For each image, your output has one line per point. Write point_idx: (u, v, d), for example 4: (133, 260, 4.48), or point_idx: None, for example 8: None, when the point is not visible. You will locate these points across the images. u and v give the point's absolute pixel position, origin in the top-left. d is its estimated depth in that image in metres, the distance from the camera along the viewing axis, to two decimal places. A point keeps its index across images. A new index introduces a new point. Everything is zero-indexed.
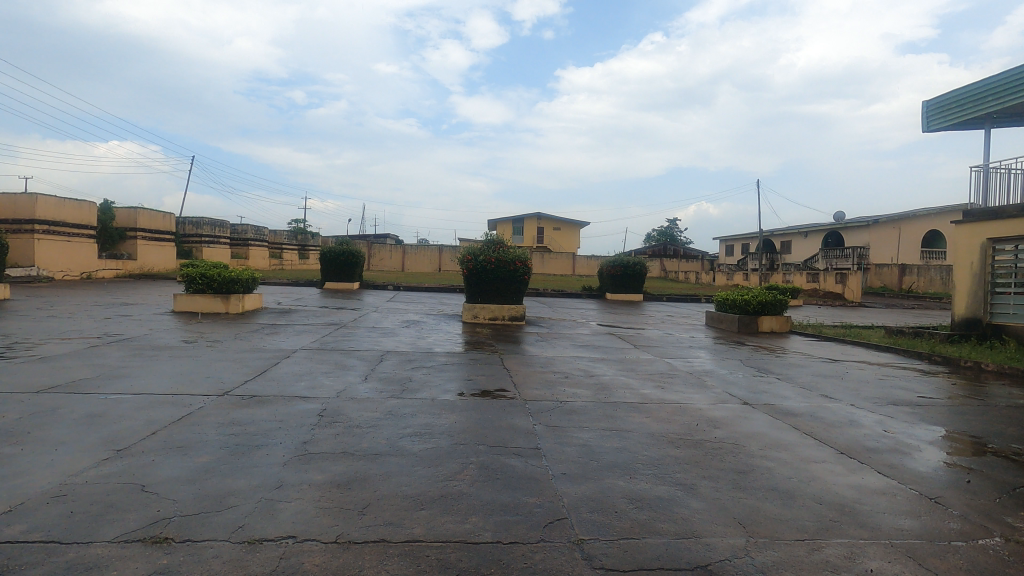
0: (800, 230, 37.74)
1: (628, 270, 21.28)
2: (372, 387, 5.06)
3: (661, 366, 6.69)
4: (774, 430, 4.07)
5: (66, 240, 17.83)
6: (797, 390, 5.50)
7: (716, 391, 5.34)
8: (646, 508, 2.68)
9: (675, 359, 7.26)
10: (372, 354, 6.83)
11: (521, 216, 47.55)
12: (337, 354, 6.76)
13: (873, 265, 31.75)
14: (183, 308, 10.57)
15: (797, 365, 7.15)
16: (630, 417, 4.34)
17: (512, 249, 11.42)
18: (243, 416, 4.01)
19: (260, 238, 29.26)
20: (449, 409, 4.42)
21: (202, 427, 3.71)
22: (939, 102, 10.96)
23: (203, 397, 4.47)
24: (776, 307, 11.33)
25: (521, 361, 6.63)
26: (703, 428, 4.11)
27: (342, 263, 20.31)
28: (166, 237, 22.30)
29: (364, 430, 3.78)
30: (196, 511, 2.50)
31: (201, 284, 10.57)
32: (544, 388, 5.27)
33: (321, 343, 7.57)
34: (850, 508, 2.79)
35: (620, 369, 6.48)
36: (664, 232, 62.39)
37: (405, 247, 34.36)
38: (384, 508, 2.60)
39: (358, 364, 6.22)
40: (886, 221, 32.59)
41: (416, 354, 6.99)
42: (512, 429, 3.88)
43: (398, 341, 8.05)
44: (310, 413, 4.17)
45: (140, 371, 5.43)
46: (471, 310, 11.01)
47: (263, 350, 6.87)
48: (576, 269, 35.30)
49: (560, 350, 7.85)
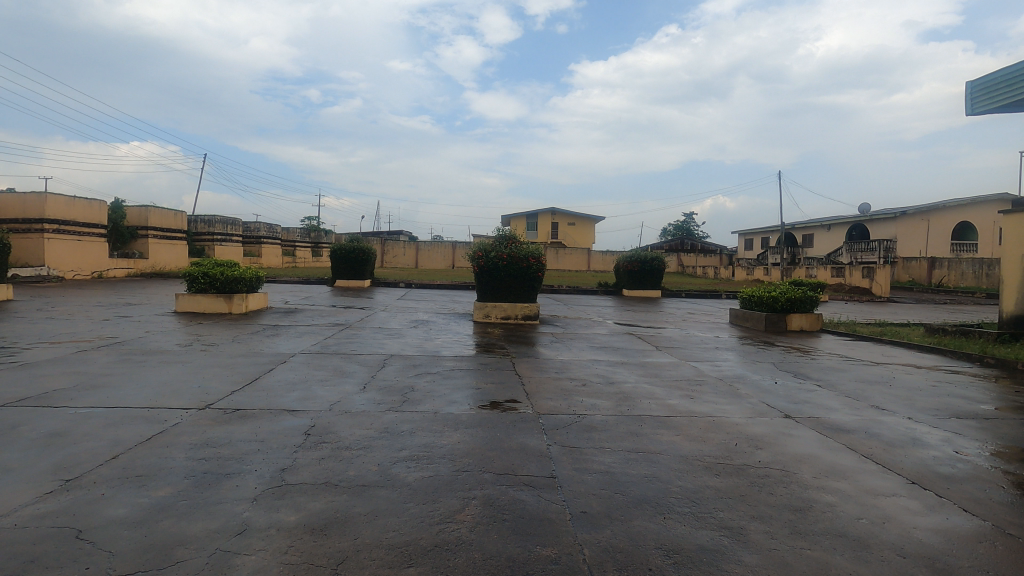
0: (823, 223, 36.63)
1: (646, 266, 20.63)
2: (369, 398, 4.59)
3: (688, 371, 6.14)
4: (827, 452, 3.51)
5: (76, 239, 17.72)
6: (843, 401, 4.92)
7: (751, 402, 4.78)
8: (688, 565, 2.17)
9: (702, 363, 6.69)
10: (374, 359, 6.37)
11: (535, 210, 46.91)
12: (337, 358, 6.31)
13: (901, 258, 30.62)
14: (186, 308, 10.24)
15: (836, 369, 6.55)
16: (657, 435, 3.81)
17: (525, 245, 10.91)
18: (221, 435, 3.57)
19: (273, 235, 29.09)
20: (453, 425, 3.94)
21: (171, 450, 3.28)
22: (985, 82, 10.17)
23: (181, 411, 4.04)
24: (805, 305, 10.67)
25: (534, 366, 6.14)
26: (744, 449, 3.57)
27: (353, 261, 19.97)
28: (177, 236, 22.17)
29: (353, 454, 3.30)
30: (133, 570, 2.05)
31: (204, 283, 10.24)
32: (560, 398, 4.77)
33: (322, 346, 7.15)
34: (941, 563, 2.24)
35: (643, 374, 5.94)
36: (681, 226, 61.37)
37: (419, 244, 34.08)
38: (363, 565, 2.12)
39: (358, 370, 5.76)
40: (914, 213, 31.41)
41: (422, 359, 6.51)
42: (523, 454, 3.37)
43: (404, 343, 7.59)
44: (297, 431, 3.71)
45: (123, 380, 5.04)
46: (483, 309, 10.54)
47: (259, 355, 6.45)
48: (591, 264, 34.71)
49: (577, 352, 7.33)
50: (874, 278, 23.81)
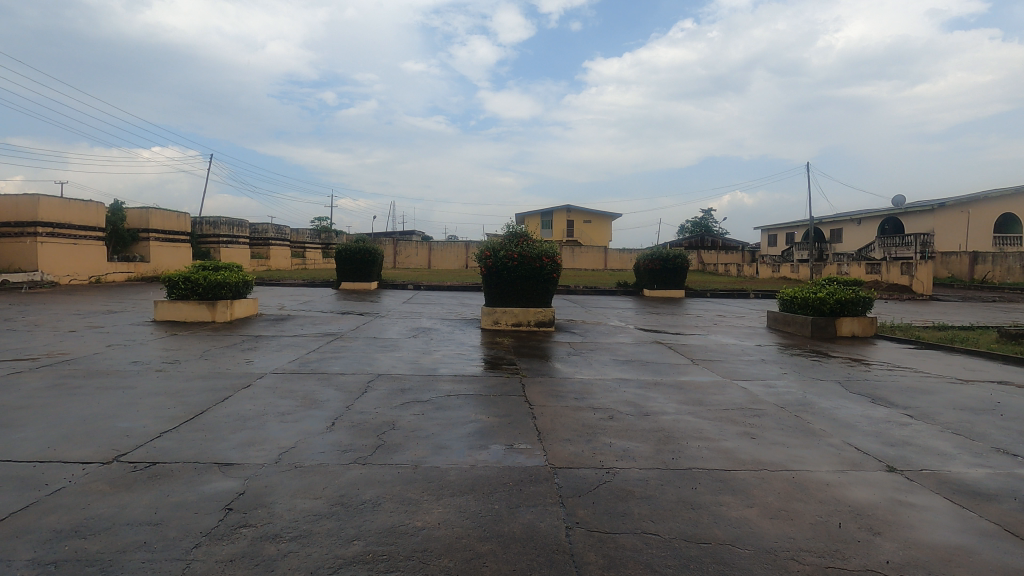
0: (852, 217, 34.87)
1: (668, 264, 19.39)
2: (334, 443, 3.53)
3: (737, 396, 4.98)
4: (983, 545, 2.37)
5: (71, 242, 17.03)
6: (955, 441, 3.76)
7: (835, 446, 3.62)
8: None
9: (752, 383, 5.51)
10: (356, 381, 5.31)
11: (549, 207, 45.76)
12: (312, 381, 5.27)
13: (939, 253, 28.87)
14: (165, 317, 9.29)
15: (918, 389, 5.35)
16: (722, 508, 2.68)
17: (537, 244, 9.82)
18: (105, 514, 2.53)
19: (281, 237, 28.36)
20: (437, 490, 2.86)
21: (17, 546, 2.25)
22: None
23: (75, 468, 3.03)
24: (857, 307, 9.41)
25: (548, 390, 5.06)
26: (856, 535, 2.44)
27: (359, 262, 19.06)
28: (180, 238, 21.48)
29: (281, 552, 2.24)
30: None
31: (185, 289, 9.30)
32: (582, 440, 3.67)
33: (300, 363, 6.13)
34: None
35: (684, 400, 4.80)
36: (699, 222, 59.75)
37: (432, 244, 33.19)
38: None
39: (332, 398, 4.71)
40: (953, 204, 29.57)
41: (413, 379, 5.44)
42: (531, 550, 2.27)
43: (397, 358, 6.54)
44: (218, 504, 2.66)
45: (36, 414, 4.05)
46: (492, 315, 9.46)
47: (222, 376, 5.43)
48: (608, 262, 33.49)
49: (599, 369, 6.20)
50: (914, 274, 22.23)
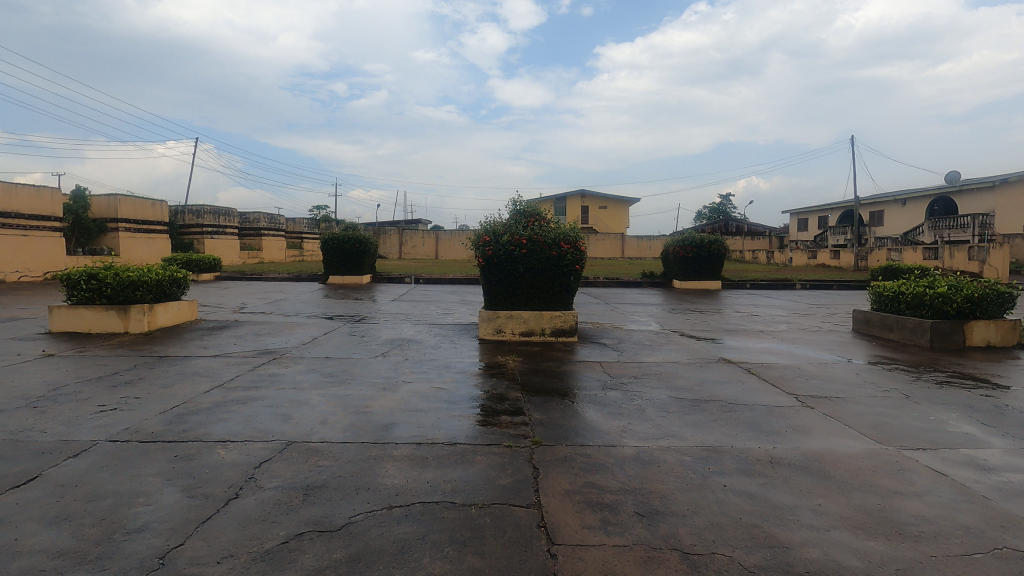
0: (896, 197, 31.80)
1: (701, 252, 16.84)
2: None
3: (953, 504, 2.55)
4: None
5: (21, 235, 14.97)
6: None
7: None
8: None
9: (947, 461, 3.07)
10: (237, 464, 2.97)
11: (564, 194, 43.25)
12: (157, 466, 2.94)
13: (1000, 237, 25.90)
14: (63, 327, 7.03)
15: None
16: None
17: (553, 226, 7.41)
18: None
19: (274, 227, 26.17)
20: None
21: None
22: None
23: None
24: (993, 305, 6.85)
25: (585, 490, 2.67)
26: None
27: (349, 253, 16.78)
28: (157, 228, 19.42)
29: None
30: None
31: (87, 291, 7.04)
32: None
33: (176, 415, 3.81)
34: None
35: (860, 523, 2.37)
36: (719, 207, 56.66)
37: (439, 233, 30.76)
38: None
39: (160, 520, 2.37)
40: (1016, 181, 26.11)
41: (342, 456, 3.09)
42: None
43: (337, 400, 4.19)
44: None
45: None
46: (492, 323, 7.08)
47: (10, 452, 3.12)
48: (627, 251, 30.99)
49: (660, 422, 3.78)
50: (988, 261, 19.62)
